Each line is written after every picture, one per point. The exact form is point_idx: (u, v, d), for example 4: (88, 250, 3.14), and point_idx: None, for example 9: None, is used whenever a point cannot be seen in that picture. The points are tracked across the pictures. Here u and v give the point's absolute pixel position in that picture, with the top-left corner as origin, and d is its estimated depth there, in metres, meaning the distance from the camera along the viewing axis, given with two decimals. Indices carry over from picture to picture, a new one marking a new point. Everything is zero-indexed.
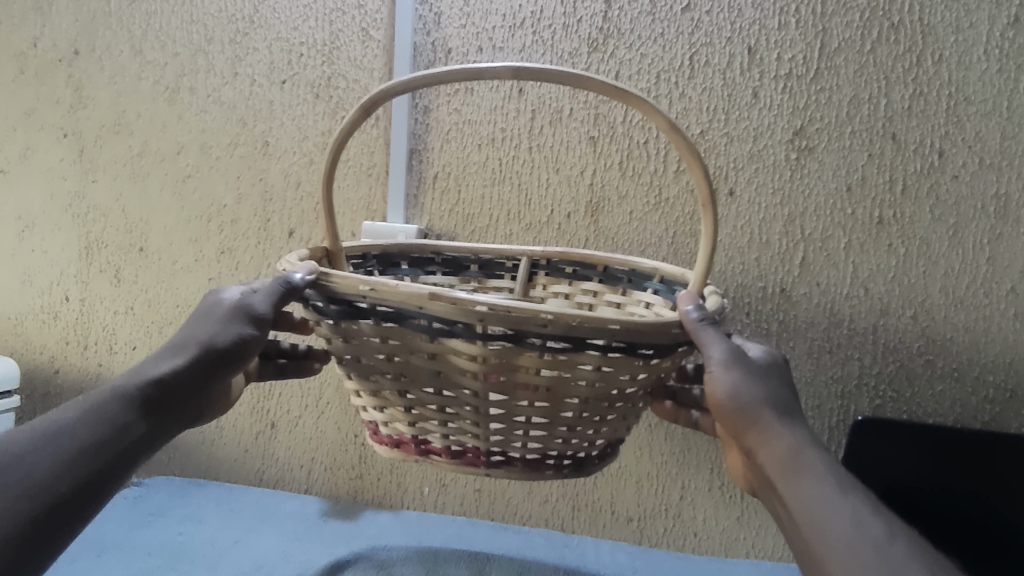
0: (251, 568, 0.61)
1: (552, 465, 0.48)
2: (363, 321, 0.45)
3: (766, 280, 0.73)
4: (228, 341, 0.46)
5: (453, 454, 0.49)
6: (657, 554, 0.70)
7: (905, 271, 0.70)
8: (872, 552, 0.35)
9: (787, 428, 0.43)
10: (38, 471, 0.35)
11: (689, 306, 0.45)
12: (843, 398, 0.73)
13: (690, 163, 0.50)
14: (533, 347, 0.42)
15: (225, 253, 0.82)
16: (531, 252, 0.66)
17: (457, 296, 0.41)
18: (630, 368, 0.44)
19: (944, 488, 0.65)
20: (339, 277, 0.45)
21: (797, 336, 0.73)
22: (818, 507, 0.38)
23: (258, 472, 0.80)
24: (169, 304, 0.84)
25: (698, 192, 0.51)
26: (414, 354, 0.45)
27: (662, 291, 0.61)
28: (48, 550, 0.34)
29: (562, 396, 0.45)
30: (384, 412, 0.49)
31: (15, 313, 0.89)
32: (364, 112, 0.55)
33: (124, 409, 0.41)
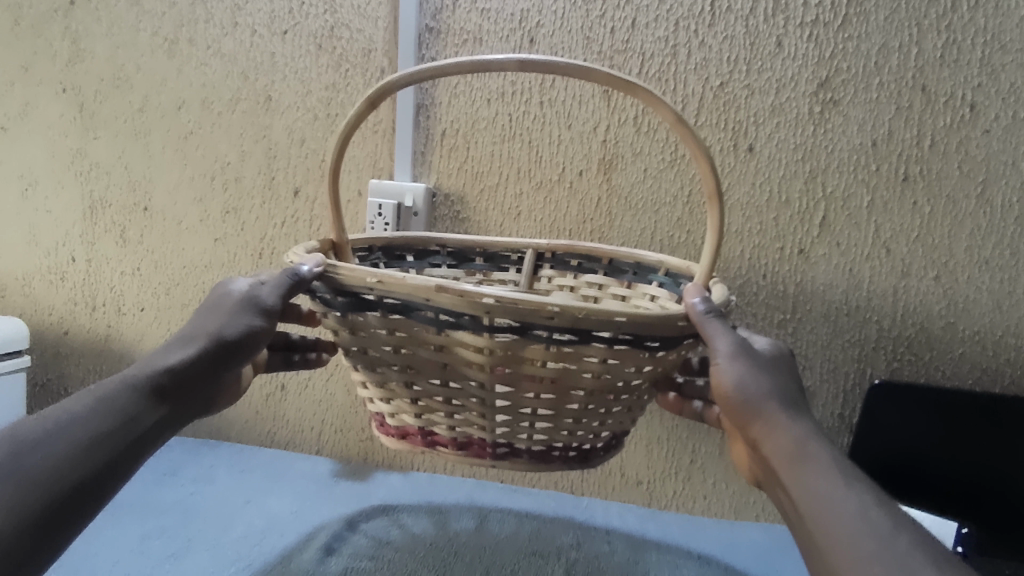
0: (263, 527, 0.62)
1: (559, 456, 0.48)
2: (370, 312, 0.44)
3: (784, 240, 0.70)
4: (237, 333, 0.46)
5: (459, 446, 0.48)
6: (667, 516, 0.70)
7: (929, 230, 0.67)
8: (875, 543, 0.33)
9: (793, 420, 0.41)
10: (51, 460, 0.35)
11: (695, 298, 0.44)
12: (859, 361, 0.70)
13: (696, 156, 0.50)
14: (538, 338, 0.41)
15: (230, 213, 0.80)
16: (537, 243, 0.65)
17: (465, 288, 0.39)
18: (636, 361, 0.43)
19: (952, 458, 0.64)
20: (345, 268, 0.43)
21: (814, 299, 0.70)
22: (822, 497, 0.36)
23: (269, 433, 0.80)
24: (176, 265, 0.82)
25: (705, 186, 0.51)
26: (421, 346, 0.44)
27: (667, 284, 0.59)
28: (60, 540, 0.33)
29: (568, 388, 0.44)
30: (390, 404, 0.48)
31: (22, 274, 0.88)
32: (372, 103, 0.54)
33: (134, 399, 0.40)
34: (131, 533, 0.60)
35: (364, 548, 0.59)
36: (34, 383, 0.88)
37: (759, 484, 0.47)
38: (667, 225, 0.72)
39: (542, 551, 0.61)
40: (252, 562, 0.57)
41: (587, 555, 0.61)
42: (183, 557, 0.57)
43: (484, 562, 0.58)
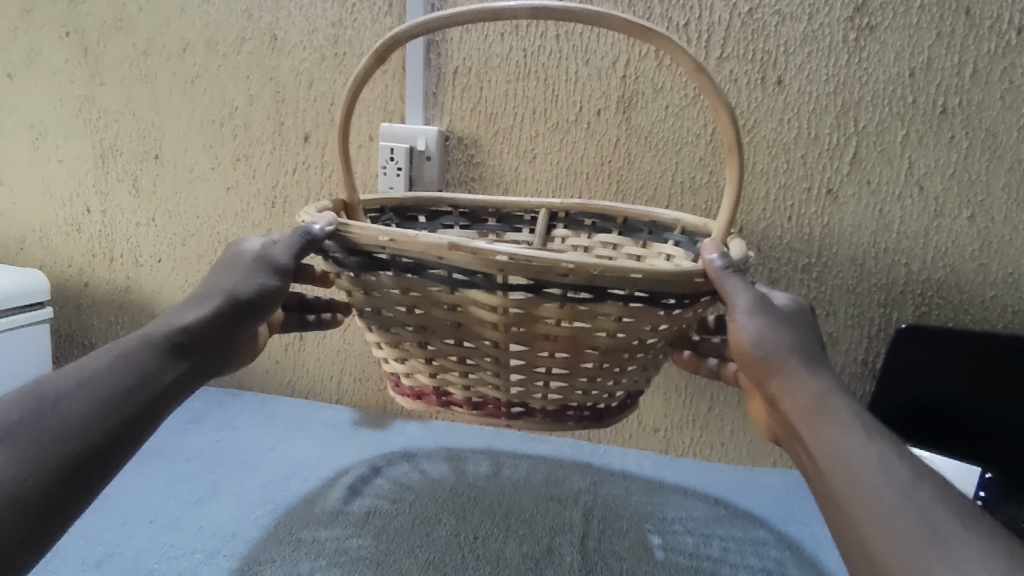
0: (287, 473, 0.63)
1: (573, 415, 0.47)
2: (383, 272, 0.43)
3: (812, 179, 0.67)
4: (251, 293, 0.46)
5: (474, 406, 0.48)
6: (684, 462, 0.70)
7: (966, 167, 0.64)
8: (896, 495, 0.32)
9: (813, 374, 0.40)
10: (72, 416, 0.35)
11: (713, 254, 0.43)
12: (886, 306, 0.68)
13: (716, 107, 0.48)
14: (552, 297, 0.41)
15: (241, 160, 0.79)
16: (550, 202, 0.63)
17: (478, 246, 0.39)
18: (652, 319, 0.42)
19: (977, 403, 0.63)
20: (357, 227, 0.43)
21: (841, 241, 0.68)
22: (842, 449, 0.36)
23: (289, 382, 0.81)
24: (189, 215, 0.82)
25: (723, 137, 0.49)
26: (435, 305, 0.43)
27: (684, 243, 0.57)
28: (88, 494, 0.34)
29: (583, 347, 0.43)
30: (405, 363, 0.48)
31: (40, 225, 0.88)
32: (378, 57, 0.52)
33: (153, 357, 0.40)
34: (159, 478, 0.62)
35: (385, 493, 0.61)
36: (59, 334, 0.89)
37: (777, 440, 0.46)
38: (688, 166, 0.69)
39: (560, 495, 0.62)
40: (277, 506, 0.58)
41: (604, 499, 0.62)
42: (211, 501, 0.58)
43: (503, 507, 0.59)
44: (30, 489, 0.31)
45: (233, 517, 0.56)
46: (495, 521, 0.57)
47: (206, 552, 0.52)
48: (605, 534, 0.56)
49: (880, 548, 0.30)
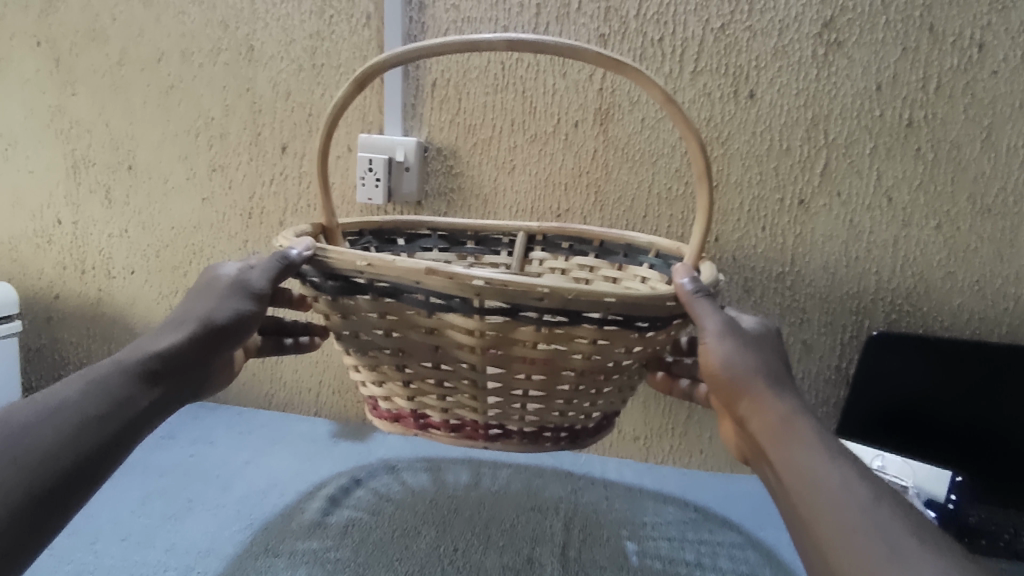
0: (264, 487, 0.62)
1: (550, 437, 0.47)
2: (360, 296, 0.44)
3: (785, 190, 0.68)
4: (228, 318, 0.45)
5: (452, 428, 0.48)
6: (664, 470, 0.71)
7: (932, 178, 0.66)
8: (857, 513, 0.33)
9: (780, 396, 0.41)
10: (39, 444, 0.34)
11: (684, 278, 0.44)
12: (858, 313, 0.69)
13: (687, 135, 0.49)
14: (528, 320, 0.41)
15: (217, 170, 0.78)
16: (528, 225, 0.64)
17: (455, 271, 0.39)
18: (626, 342, 0.43)
19: (948, 410, 0.65)
20: (335, 252, 0.43)
21: (814, 250, 0.69)
22: (808, 471, 0.36)
23: (267, 395, 0.80)
24: (164, 226, 0.80)
25: (693, 163, 0.50)
26: (413, 329, 0.43)
27: (658, 266, 0.59)
28: (52, 524, 0.33)
29: (559, 369, 0.43)
30: (382, 387, 0.48)
31: (8, 237, 0.85)
32: (357, 85, 0.52)
33: (126, 383, 0.39)
34: (130, 495, 0.60)
35: (364, 506, 0.60)
36: (27, 348, 0.87)
37: (746, 461, 0.47)
38: (665, 176, 0.70)
39: (540, 506, 0.62)
40: (254, 521, 0.57)
41: (585, 509, 0.62)
42: (185, 517, 0.57)
43: (484, 518, 0.59)
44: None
45: (208, 533, 0.55)
46: (476, 532, 0.57)
47: (179, 570, 0.51)
48: (585, 544, 0.57)
49: (841, 566, 0.31)
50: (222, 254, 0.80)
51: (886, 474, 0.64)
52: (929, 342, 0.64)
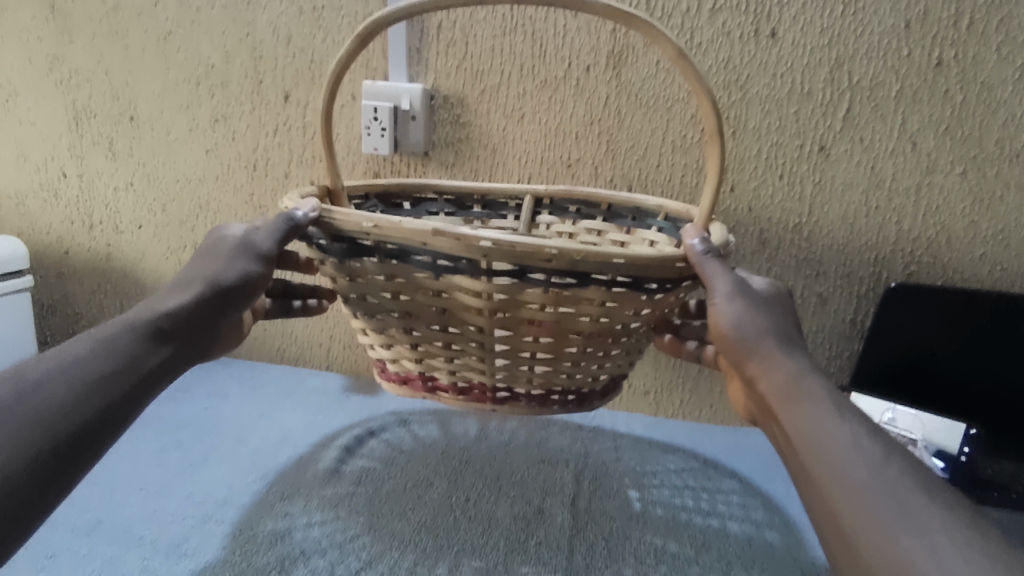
0: (277, 439, 0.63)
1: (558, 399, 0.48)
2: (367, 258, 0.43)
3: (804, 137, 0.66)
4: (235, 279, 0.45)
5: (460, 391, 0.48)
6: (673, 424, 0.71)
7: (959, 122, 0.63)
8: (867, 471, 0.32)
9: (789, 356, 0.41)
10: (53, 400, 0.34)
11: (693, 240, 0.43)
12: (876, 265, 0.68)
13: (697, 93, 0.47)
14: (536, 282, 0.41)
15: (219, 121, 0.76)
16: (535, 188, 0.63)
17: (462, 232, 0.38)
18: (635, 304, 0.42)
19: (963, 365, 0.64)
20: (340, 213, 0.42)
21: (833, 200, 0.67)
22: (817, 430, 0.36)
23: (278, 350, 0.81)
24: (170, 179, 0.79)
25: (705, 124, 0.48)
26: (420, 291, 0.43)
27: (667, 230, 0.58)
28: (68, 479, 0.33)
29: (567, 331, 0.43)
30: (390, 350, 0.48)
31: (15, 192, 0.84)
32: (361, 42, 0.50)
33: (137, 342, 0.39)
34: (147, 446, 0.61)
35: (377, 457, 0.61)
36: (39, 303, 0.87)
37: (754, 422, 0.46)
38: (680, 123, 0.68)
39: (551, 458, 0.63)
40: (269, 472, 0.58)
41: (595, 460, 0.63)
42: (201, 468, 0.59)
43: (494, 469, 0.60)
44: (11, 471, 0.30)
45: (224, 483, 0.56)
46: (487, 483, 0.58)
47: (197, 518, 0.52)
48: (595, 495, 0.57)
49: (849, 522, 0.31)
50: (228, 207, 0.79)
51: (896, 427, 0.66)
52: (949, 295, 0.63)
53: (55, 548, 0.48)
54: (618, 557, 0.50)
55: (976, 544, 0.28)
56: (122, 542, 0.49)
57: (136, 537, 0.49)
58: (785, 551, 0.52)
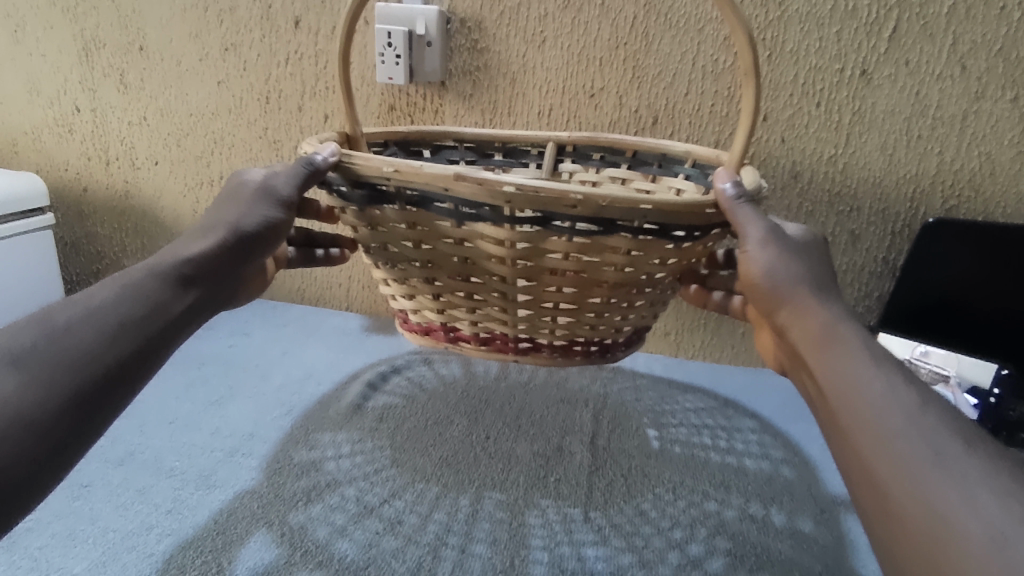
0: (300, 377, 0.65)
1: (580, 350, 0.47)
2: (388, 205, 0.42)
3: (846, 59, 0.61)
4: (256, 226, 0.44)
5: (482, 341, 0.47)
6: (693, 365, 0.71)
7: (1016, 41, 0.58)
8: (902, 420, 0.32)
9: (823, 304, 0.40)
10: (82, 344, 0.34)
11: (725, 183, 0.42)
12: (913, 201, 0.64)
13: (732, 26, 0.44)
14: (560, 230, 0.40)
15: (229, 50, 0.73)
16: (558, 135, 0.61)
17: (484, 176, 0.37)
18: (661, 253, 0.41)
19: (995, 303, 0.62)
20: (360, 157, 0.41)
21: (872, 129, 0.63)
22: (850, 376, 0.35)
23: (298, 289, 0.81)
24: (183, 113, 0.78)
25: (740, 59, 0.45)
26: (441, 240, 0.42)
27: (695, 176, 0.56)
28: (102, 420, 0.33)
29: (591, 281, 0.42)
30: (412, 300, 0.47)
31: (30, 127, 0.83)
32: None
33: (162, 288, 0.39)
34: (175, 382, 0.63)
35: (398, 395, 0.62)
36: (62, 241, 0.87)
37: (783, 371, 0.46)
38: (711, 47, 0.63)
39: (570, 398, 0.63)
40: (294, 408, 0.60)
41: (614, 400, 0.63)
42: (227, 404, 0.60)
43: (514, 408, 0.61)
44: (40, 414, 0.30)
45: (250, 418, 0.58)
46: (507, 421, 0.59)
47: (225, 451, 0.53)
48: (614, 434, 0.58)
49: (881, 472, 0.30)
50: (243, 142, 0.77)
51: (928, 363, 0.65)
52: (978, 226, 0.60)
53: (90, 477, 0.50)
54: (635, 494, 0.51)
55: (1017, 493, 0.27)
56: (154, 473, 0.51)
57: (167, 469, 0.51)
58: (803, 489, 0.52)
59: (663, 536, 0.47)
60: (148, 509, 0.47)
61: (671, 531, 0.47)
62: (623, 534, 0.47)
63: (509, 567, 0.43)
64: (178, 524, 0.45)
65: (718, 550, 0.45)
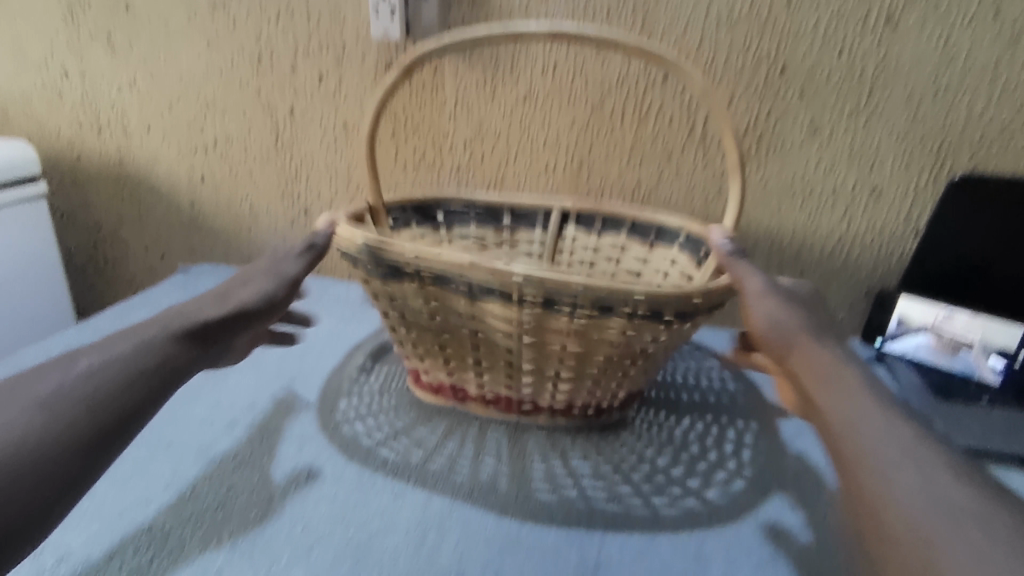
0: (301, 348, 0.64)
1: (579, 411, 0.49)
2: (404, 283, 0.43)
3: (871, 4, 0.57)
4: (258, 302, 0.43)
5: (489, 399, 0.50)
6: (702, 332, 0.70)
7: None
8: (897, 452, 0.28)
9: (827, 348, 0.37)
10: (91, 399, 0.31)
11: (721, 240, 0.48)
12: (939, 155, 0.61)
13: (723, 125, 0.49)
14: (562, 314, 0.40)
15: (218, 7, 0.70)
16: (563, 202, 0.62)
17: (497, 267, 0.39)
18: (655, 332, 0.41)
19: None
20: (380, 239, 0.42)
21: (897, 79, 0.59)
22: (844, 410, 0.31)
23: None
24: (173, 76, 0.75)
25: (728, 156, 0.50)
26: (454, 316, 0.44)
27: (689, 245, 0.57)
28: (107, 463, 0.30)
29: (589, 357, 0.43)
30: (425, 360, 0.49)
31: (19, 93, 0.80)
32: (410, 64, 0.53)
33: (170, 346, 0.36)
34: None
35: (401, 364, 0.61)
36: (57, 212, 0.85)
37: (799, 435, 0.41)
38: None
39: None
40: (295, 378, 0.58)
41: None
42: (227, 375, 0.59)
43: None
44: (48, 455, 0.28)
45: (250, 389, 0.57)
46: None
47: (225, 421, 0.52)
48: None
49: (869, 502, 0.27)
50: (236, 105, 0.74)
51: (950, 329, 0.60)
52: (1002, 187, 0.58)
53: None
54: (639, 435, 0.50)
55: (1001, 524, 0.24)
56: (148, 445, 0.49)
57: (163, 441, 0.49)
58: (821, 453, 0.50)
59: (664, 473, 0.46)
60: (147, 485, 0.45)
61: (673, 469, 0.47)
62: (626, 477, 0.45)
63: (517, 531, 0.41)
64: (175, 496, 0.43)
65: (720, 485, 0.45)
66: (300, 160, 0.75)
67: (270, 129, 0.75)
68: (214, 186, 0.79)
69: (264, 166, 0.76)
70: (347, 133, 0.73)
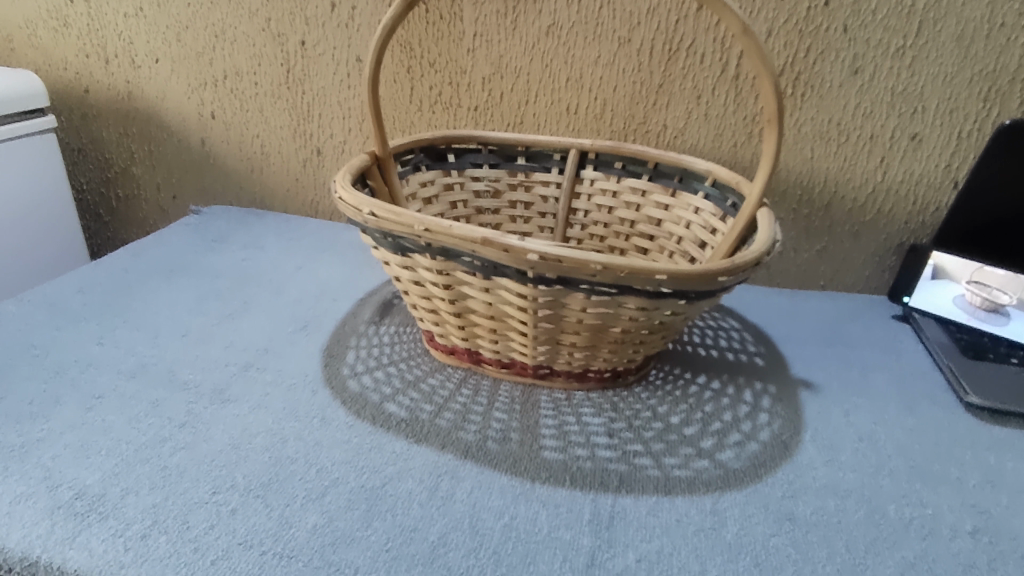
0: (315, 293, 0.63)
1: (594, 376, 0.49)
2: (415, 255, 0.42)
3: None
4: None
5: (503, 365, 0.49)
6: None
7: None
8: None
9: None
10: None
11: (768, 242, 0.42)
12: (987, 101, 0.57)
13: (759, 74, 0.44)
14: (579, 290, 0.39)
15: None
16: (580, 142, 0.60)
17: (510, 244, 0.37)
18: (674, 307, 0.40)
19: None
20: (390, 213, 0.40)
21: (947, 14, 0.55)
22: None
23: (312, 203, 0.80)
24: (180, 4, 0.72)
25: (764, 107, 0.45)
26: (467, 288, 0.42)
27: (715, 197, 0.55)
28: None
29: (607, 326, 0.42)
30: (440, 326, 0.49)
31: (23, 20, 0.78)
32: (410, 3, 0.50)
33: None
34: (188, 295, 0.62)
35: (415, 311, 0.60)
36: (68, 148, 0.84)
37: None
38: None
39: None
40: (309, 324, 0.58)
41: None
42: (242, 318, 0.59)
43: None
44: None
45: (264, 333, 0.57)
46: None
47: (242, 365, 0.52)
48: None
49: None
50: (245, 36, 0.71)
51: (986, 287, 0.58)
52: None
53: (102, 389, 0.48)
54: (654, 394, 0.50)
55: None
56: (166, 385, 0.49)
57: (180, 382, 0.49)
58: (838, 411, 0.50)
59: (676, 432, 0.46)
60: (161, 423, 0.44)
61: (686, 428, 0.46)
62: (637, 434, 0.45)
63: (529, 482, 0.41)
64: (193, 438, 0.44)
65: (734, 445, 0.45)
66: (312, 97, 0.73)
67: (280, 62, 0.72)
68: (225, 123, 0.77)
69: (275, 101, 0.74)
70: (360, 68, 0.70)
